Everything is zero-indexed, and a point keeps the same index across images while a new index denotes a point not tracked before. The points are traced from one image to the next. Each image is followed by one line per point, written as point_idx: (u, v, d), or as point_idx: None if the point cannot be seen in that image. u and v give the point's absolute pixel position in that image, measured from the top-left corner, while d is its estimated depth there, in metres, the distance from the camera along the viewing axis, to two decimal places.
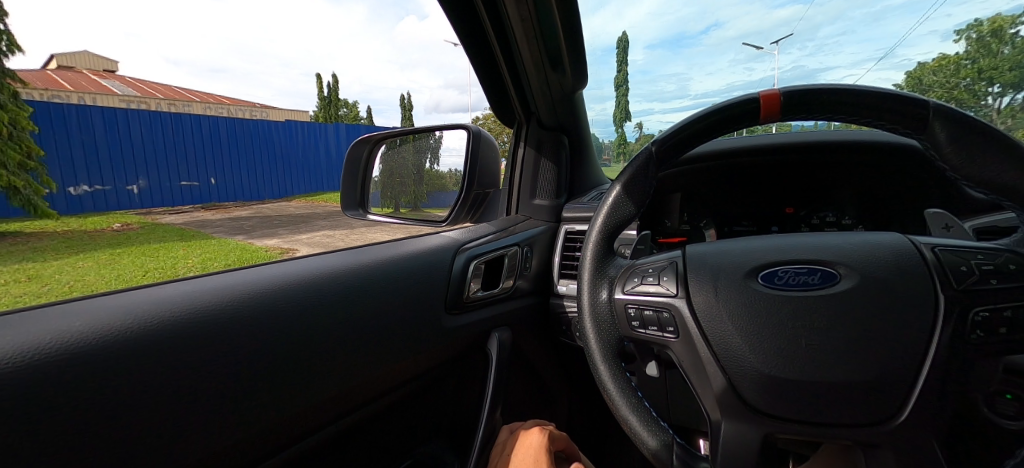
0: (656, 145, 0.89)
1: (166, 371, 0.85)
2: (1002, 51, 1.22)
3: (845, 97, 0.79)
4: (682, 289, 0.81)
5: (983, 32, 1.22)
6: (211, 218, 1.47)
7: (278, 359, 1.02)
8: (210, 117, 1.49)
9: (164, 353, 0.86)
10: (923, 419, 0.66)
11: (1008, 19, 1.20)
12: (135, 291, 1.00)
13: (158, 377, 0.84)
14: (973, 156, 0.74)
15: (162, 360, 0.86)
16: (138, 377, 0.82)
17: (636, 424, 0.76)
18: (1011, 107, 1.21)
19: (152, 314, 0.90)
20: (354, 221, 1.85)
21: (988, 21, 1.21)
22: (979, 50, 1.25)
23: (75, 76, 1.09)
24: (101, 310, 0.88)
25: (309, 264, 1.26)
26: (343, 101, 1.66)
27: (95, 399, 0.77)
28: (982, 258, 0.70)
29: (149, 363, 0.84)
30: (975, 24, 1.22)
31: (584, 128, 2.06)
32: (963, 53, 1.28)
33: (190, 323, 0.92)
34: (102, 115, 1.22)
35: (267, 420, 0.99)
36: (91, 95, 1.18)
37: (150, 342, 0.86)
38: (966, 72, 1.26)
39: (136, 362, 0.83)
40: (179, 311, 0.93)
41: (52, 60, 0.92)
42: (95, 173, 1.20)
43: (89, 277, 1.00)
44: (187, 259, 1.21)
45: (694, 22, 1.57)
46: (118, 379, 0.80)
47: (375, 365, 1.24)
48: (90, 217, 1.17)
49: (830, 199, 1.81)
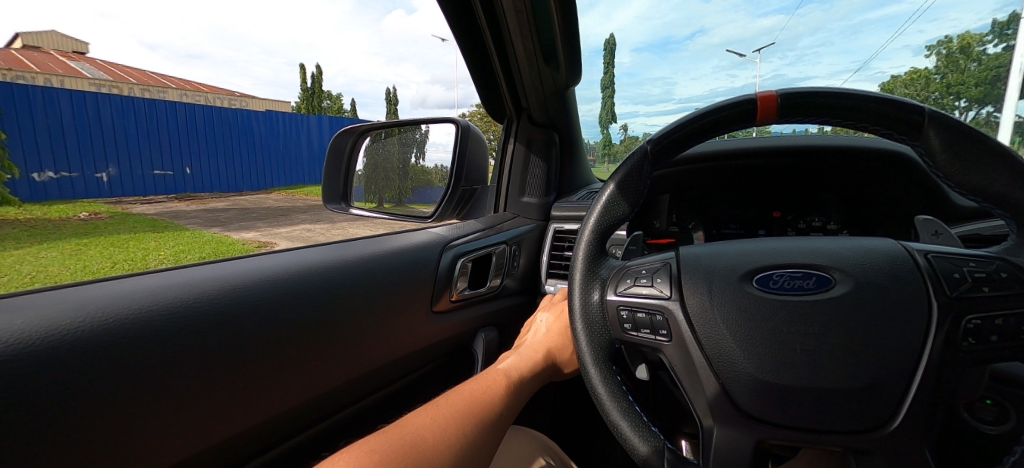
0: (652, 144, 0.87)
1: (133, 369, 0.80)
2: (969, 66, 1.33)
3: (845, 100, 0.78)
4: (676, 291, 0.80)
5: (953, 48, 1.32)
6: (185, 209, 1.40)
7: (256, 357, 0.97)
8: (185, 105, 1.40)
9: (132, 350, 0.81)
10: (915, 426, 0.65)
11: (976, 38, 1.31)
12: (101, 283, 0.93)
13: (124, 375, 0.79)
14: (968, 164, 0.74)
15: (129, 358, 0.80)
16: (102, 375, 0.77)
17: (626, 429, 0.74)
18: (975, 120, 1.18)
19: (121, 308, 0.84)
20: (337, 216, 1.80)
21: (957, 39, 1.32)
22: (948, 66, 1.33)
23: (41, 56, 1.01)
24: (61, 303, 0.81)
25: (289, 257, 1.21)
26: (326, 93, 1.62)
27: (51, 398, 0.71)
28: (974, 266, 0.70)
29: (116, 361, 0.79)
30: (946, 40, 1.32)
31: (574, 127, 2.04)
32: (933, 67, 1.34)
33: (161, 320, 0.87)
34: (70, 99, 1.14)
35: (240, 422, 0.94)
36: (58, 78, 1.08)
37: (117, 339, 0.80)
38: (935, 86, 1.29)
39: (100, 359, 0.77)
40: (148, 305, 0.87)
41: (17, 40, 0.86)
42: (61, 158, 1.11)
43: (52, 268, 0.94)
44: (159, 250, 1.15)
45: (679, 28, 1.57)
46: (81, 380, 0.75)
47: (355, 365, 1.19)
48: (56, 205, 1.09)
49: (816, 204, 1.83)
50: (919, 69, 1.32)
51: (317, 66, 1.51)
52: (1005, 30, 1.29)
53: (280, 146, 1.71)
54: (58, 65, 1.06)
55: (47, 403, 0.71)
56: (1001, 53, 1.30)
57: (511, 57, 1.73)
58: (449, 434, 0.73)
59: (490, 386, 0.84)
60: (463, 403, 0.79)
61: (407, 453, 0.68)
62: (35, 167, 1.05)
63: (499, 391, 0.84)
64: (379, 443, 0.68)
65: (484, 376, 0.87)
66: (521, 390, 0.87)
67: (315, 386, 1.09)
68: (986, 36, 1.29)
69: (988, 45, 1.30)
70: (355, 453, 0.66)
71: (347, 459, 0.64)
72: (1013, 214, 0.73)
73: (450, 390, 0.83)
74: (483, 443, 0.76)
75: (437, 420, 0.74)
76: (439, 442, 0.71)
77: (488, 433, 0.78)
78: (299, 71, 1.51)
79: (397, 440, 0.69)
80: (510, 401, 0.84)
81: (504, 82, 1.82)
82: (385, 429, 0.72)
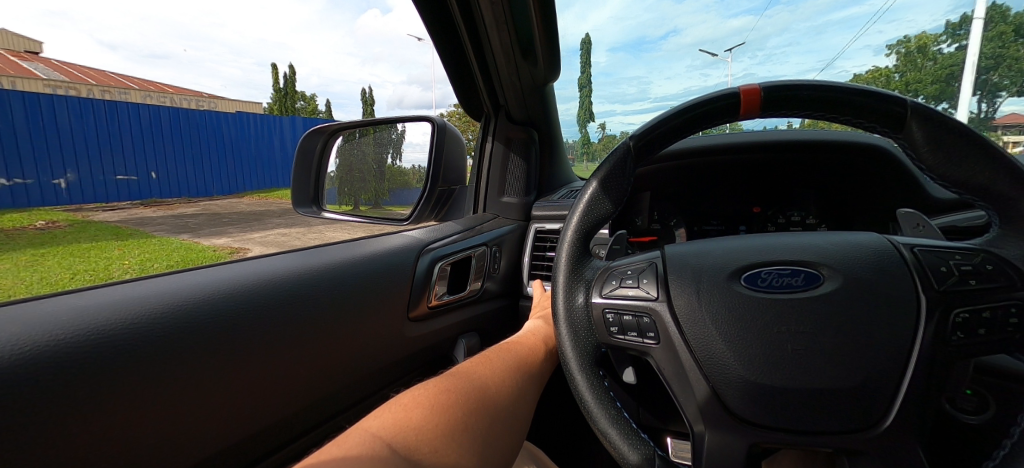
0: (634, 140, 0.84)
1: (89, 390, 0.72)
2: (925, 65, 1.30)
3: (828, 94, 0.76)
4: (663, 292, 0.77)
5: (911, 48, 1.32)
6: (151, 215, 1.32)
7: (226, 376, 0.90)
8: (149, 107, 1.32)
9: (88, 368, 0.73)
10: (907, 423, 0.63)
11: (931, 38, 1.32)
12: (58, 298, 0.84)
13: (78, 397, 0.71)
14: (950, 157, 0.73)
15: (84, 377, 0.72)
16: (55, 397, 0.69)
17: (615, 438, 0.71)
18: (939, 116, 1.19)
19: (77, 324, 0.77)
20: (312, 220, 1.72)
21: (915, 39, 1.33)
22: (907, 65, 1.31)
23: None
24: (9, 320, 0.73)
25: (256, 265, 1.13)
26: (300, 93, 1.56)
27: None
28: (960, 259, 0.70)
29: (69, 382, 0.71)
30: (904, 40, 1.33)
31: (554, 125, 2.01)
32: (892, 68, 1.33)
33: (122, 335, 0.79)
34: (21, 99, 0.98)
35: (210, 446, 0.87)
36: (9, 78, 0.93)
37: (73, 356, 0.72)
38: (895, 85, 1.30)
39: (51, 380, 0.69)
40: (107, 320, 0.79)
41: None
42: (12, 163, 0.96)
43: (6, 280, 0.86)
44: (123, 259, 1.07)
45: (653, 28, 1.54)
46: (31, 406, 0.66)
47: (332, 376, 1.14)
48: (8, 215, 0.98)
49: (794, 199, 1.87)
50: (880, 67, 1.32)
51: (290, 66, 1.45)
52: (957, 31, 1.30)
53: (252, 148, 1.63)
54: (8, 64, 0.92)
55: None
56: (955, 52, 1.31)
57: (489, 53, 1.70)
58: (505, 377, 0.90)
59: (528, 344, 1.01)
60: (513, 354, 0.96)
61: (478, 390, 0.85)
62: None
63: (539, 348, 1.01)
64: (455, 383, 0.85)
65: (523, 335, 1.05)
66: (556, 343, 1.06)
67: (291, 402, 1.03)
68: (941, 36, 1.31)
69: (941, 45, 1.32)
70: (438, 390, 0.82)
71: (431, 395, 0.81)
72: (995, 206, 0.73)
73: (496, 345, 1.00)
74: (531, 384, 0.93)
75: (495, 367, 0.92)
76: (499, 384, 0.88)
77: (533, 378, 0.95)
78: (271, 71, 1.45)
79: (468, 380, 0.86)
80: (548, 354, 1.02)
81: (481, 78, 1.78)
82: (455, 373, 0.88)
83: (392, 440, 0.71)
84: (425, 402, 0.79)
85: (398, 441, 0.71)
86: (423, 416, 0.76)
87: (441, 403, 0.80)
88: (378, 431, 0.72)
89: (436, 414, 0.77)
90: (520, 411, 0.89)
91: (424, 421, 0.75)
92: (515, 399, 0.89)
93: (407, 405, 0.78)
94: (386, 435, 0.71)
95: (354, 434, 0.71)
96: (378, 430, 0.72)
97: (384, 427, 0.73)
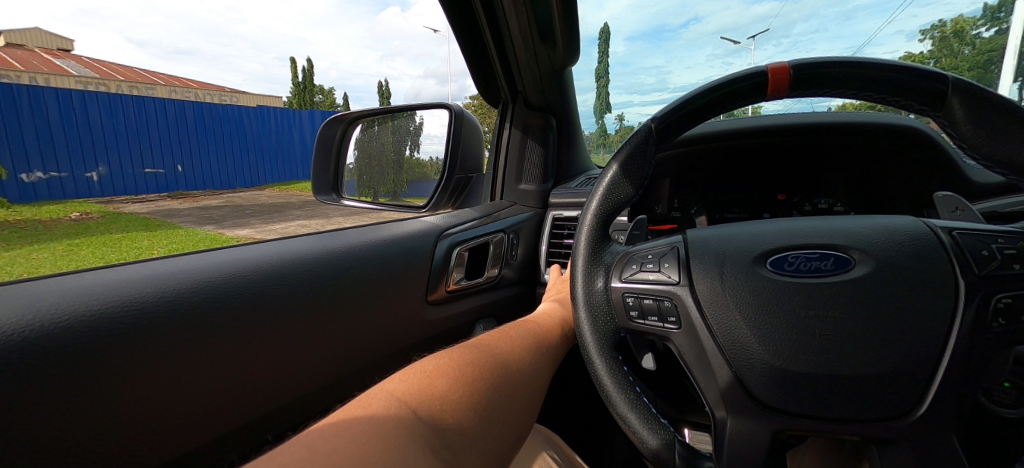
0: (656, 121, 0.82)
1: (127, 360, 0.76)
2: (962, 51, 1.22)
3: (859, 70, 0.72)
4: (684, 276, 0.75)
5: (947, 32, 1.25)
6: (177, 206, 1.35)
7: (247, 355, 0.92)
8: (176, 101, 1.37)
9: (121, 340, 0.76)
10: (942, 414, 0.60)
11: (969, 22, 1.26)
12: (94, 273, 0.87)
13: (116, 369, 0.74)
14: (994, 134, 0.69)
15: (119, 348, 0.75)
16: (92, 367, 0.72)
17: (635, 422, 0.70)
18: None
19: (118, 296, 0.80)
20: (331, 210, 1.71)
21: (951, 23, 1.25)
22: (943, 49, 1.24)
23: (25, 53, 0.95)
24: (59, 295, 0.77)
25: (275, 248, 1.14)
26: (318, 86, 1.59)
27: (44, 390, 0.67)
28: (1004, 242, 0.66)
29: (106, 355, 0.74)
30: (938, 25, 1.26)
31: (572, 110, 2.00)
32: (925, 53, 1.26)
33: (155, 310, 0.82)
34: (56, 96, 1.06)
35: (228, 424, 0.89)
36: (43, 75, 1.00)
37: (112, 331, 0.76)
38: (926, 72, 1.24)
39: (89, 351, 0.72)
40: (144, 294, 0.83)
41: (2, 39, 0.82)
42: (50, 156, 1.05)
43: (44, 269, 0.86)
44: (152, 249, 1.07)
45: None
46: (69, 376, 0.70)
47: (347, 360, 1.14)
48: (45, 206, 1.05)
49: (819, 183, 1.82)
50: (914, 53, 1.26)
51: (309, 60, 1.47)
52: (996, 15, 1.26)
53: (273, 141, 1.61)
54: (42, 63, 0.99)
55: (34, 413, 0.65)
56: (995, 36, 1.24)
57: (507, 39, 1.69)
58: (521, 357, 0.86)
59: (546, 326, 0.99)
60: (528, 336, 0.92)
61: (499, 365, 0.80)
62: (23, 167, 0.99)
63: (555, 335, 0.98)
64: (475, 355, 0.80)
65: (536, 317, 1.02)
66: (569, 328, 1.04)
67: (308, 386, 1.04)
68: (979, 20, 1.26)
69: (980, 28, 1.25)
70: (459, 360, 0.77)
71: (453, 364, 0.76)
72: None
73: (509, 322, 0.97)
74: (543, 368, 0.90)
75: (512, 346, 0.87)
76: (516, 362, 0.84)
77: (546, 362, 0.92)
78: (292, 65, 1.47)
79: (488, 355, 0.81)
80: (559, 338, 0.99)
81: (499, 65, 1.78)
82: (473, 346, 0.83)
83: (418, 407, 0.65)
84: (450, 372, 0.74)
85: (425, 410, 0.65)
86: (448, 386, 0.71)
87: (464, 375, 0.74)
88: (403, 396, 0.66)
89: (459, 384, 0.72)
90: (532, 395, 0.85)
91: (448, 391, 0.70)
92: (531, 379, 0.85)
93: (431, 372, 0.72)
94: (412, 402, 0.65)
95: (377, 397, 0.65)
96: (401, 394, 0.66)
97: (409, 392, 0.67)
